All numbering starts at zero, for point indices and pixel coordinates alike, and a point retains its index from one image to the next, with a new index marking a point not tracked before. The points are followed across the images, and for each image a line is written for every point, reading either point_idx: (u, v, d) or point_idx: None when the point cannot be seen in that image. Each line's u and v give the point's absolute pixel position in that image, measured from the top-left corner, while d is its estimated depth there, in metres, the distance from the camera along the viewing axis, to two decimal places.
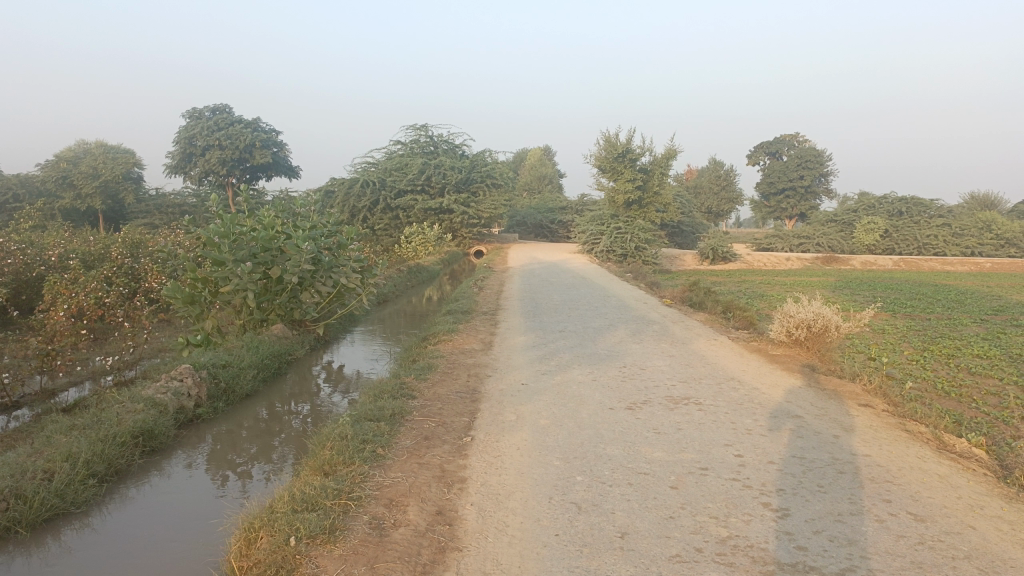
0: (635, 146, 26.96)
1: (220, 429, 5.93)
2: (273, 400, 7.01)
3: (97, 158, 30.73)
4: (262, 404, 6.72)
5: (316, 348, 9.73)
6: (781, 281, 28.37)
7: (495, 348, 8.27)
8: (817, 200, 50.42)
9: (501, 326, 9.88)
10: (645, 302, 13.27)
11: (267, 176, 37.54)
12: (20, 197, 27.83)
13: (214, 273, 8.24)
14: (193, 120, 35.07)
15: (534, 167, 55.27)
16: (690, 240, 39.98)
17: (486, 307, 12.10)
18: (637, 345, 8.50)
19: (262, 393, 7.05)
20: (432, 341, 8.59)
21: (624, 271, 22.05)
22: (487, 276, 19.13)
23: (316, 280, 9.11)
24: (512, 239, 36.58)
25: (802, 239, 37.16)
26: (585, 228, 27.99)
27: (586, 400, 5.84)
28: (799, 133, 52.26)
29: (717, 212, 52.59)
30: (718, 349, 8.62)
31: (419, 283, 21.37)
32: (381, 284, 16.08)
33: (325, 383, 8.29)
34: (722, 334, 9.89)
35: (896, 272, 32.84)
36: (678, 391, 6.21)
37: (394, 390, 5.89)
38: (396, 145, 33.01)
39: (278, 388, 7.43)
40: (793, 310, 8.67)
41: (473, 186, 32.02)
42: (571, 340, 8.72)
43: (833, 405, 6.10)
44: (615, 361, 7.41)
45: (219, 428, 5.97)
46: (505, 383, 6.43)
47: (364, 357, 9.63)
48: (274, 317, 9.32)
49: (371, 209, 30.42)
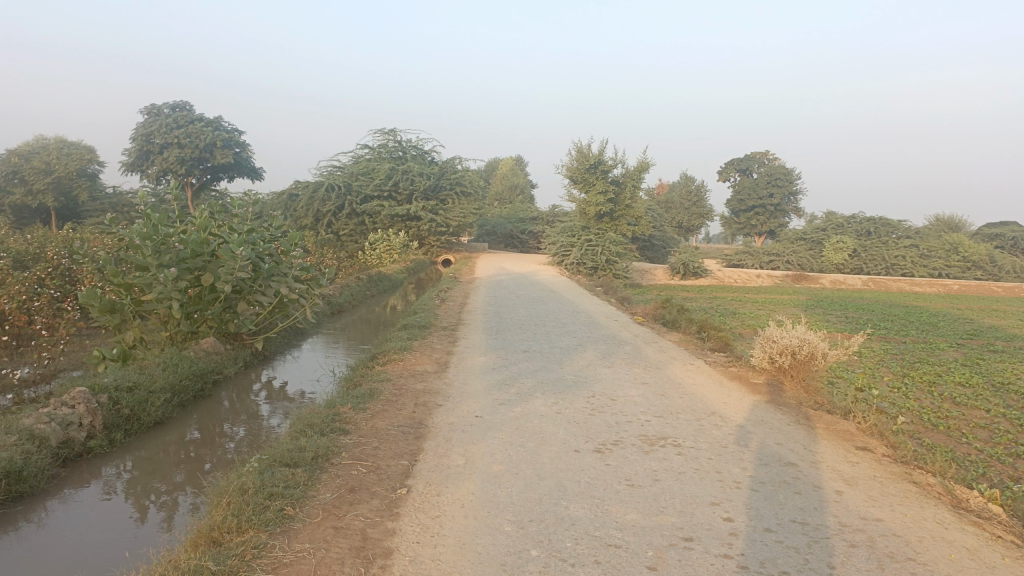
0: (608, 158, 26.35)
1: (118, 469, 5.06)
2: (191, 427, 6.13)
3: (50, 153, 29.32)
4: (176, 433, 5.84)
5: (257, 364, 8.83)
6: (752, 298, 27.96)
7: (450, 370, 7.42)
8: (786, 217, 50.43)
9: (459, 344, 9.02)
10: (615, 319, 12.51)
11: (229, 177, 36.30)
12: None
13: (136, 281, 7.34)
14: (152, 117, 33.76)
15: (505, 176, 54.65)
16: (661, 254, 39.58)
17: (446, 322, 11.24)
18: (608, 370, 7.70)
19: (180, 420, 6.16)
20: (381, 361, 7.71)
21: (594, 285, 21.35)
22: (451, 287, 18.29)
23: (254, 289, 8.24)
24: (481, 249, 35.78)
25: (772, 256, 36.92)
26: (554, 240, 27.16)
27: (547, 439, 5.02)
28: (771, 151, 52.29)
29: (688, 228, 52.36)
30: (695, 376, 7.86)
31: (381, 292, 20.42)
32: (337, 294, 15.10)
33: (262, 404, 7.37)
34: (698, 358, 9.15)
35: (866, 292, 32.63)
36: (653, 429, 5.41)
37: (325, 423, 5.05)
38: (364, 149, 32.04)
39: (201, 412, 6.51)
40: (776, 335, 7.96)
41: (441, 194, 31.17)
42: (535, 362, 7.89)
43: (828, 449, 5.34)
44: (582, 389, 6.61)
45: (116, 466, 5.08)
46: (457, 416, 5.58)
47: (310, 373, 8.74)
48: (207, 329, 8.40)
49: (335, 215, 29.28)
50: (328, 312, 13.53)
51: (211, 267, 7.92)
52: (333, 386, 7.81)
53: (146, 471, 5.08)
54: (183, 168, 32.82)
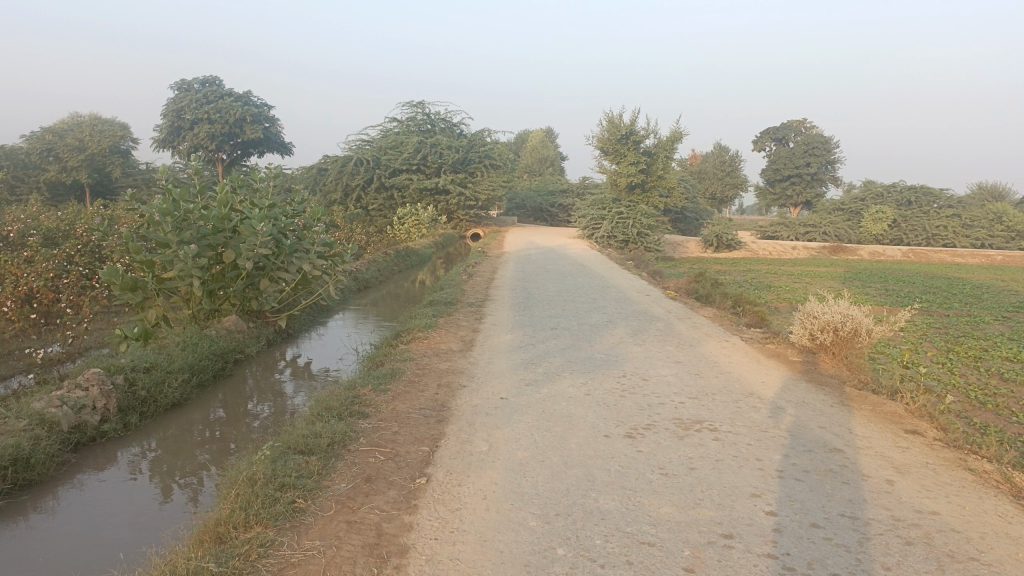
0: (640, 128, 25.77)
1: (134, 452, 4.94)
2: (211, 407, 5.99)
3: (84, 130, 29.55)
4: (195, 414, 5.71)
5: (281, 342, 8.69)
6: (787, 270, 27.32)
7: (476, 348, 7.19)
8: (822, 187, 49.25)
9: (486, 321, 8.77)
10: (647, 294, 12.15)
11: (259, 152, 36.32)
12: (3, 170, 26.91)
13: (158, 258, 7.21)
14: (182, 92, 33.82)
15: (535, 149, 54.09)
16: (693, 226, 38.92)
17: (473, 297, 11.01)
18: (639, 348, 7.39)
19: (199, 401, 6.03)
20: (406, 338, 7.49)
21: (625, 258, 20.94)
22: (480, 261, 18.06)
23: (277, 265, 8.07)
24: (511, 222, 35.45)
25: (808, 227, 36.08)
26: (585, 213, 26.77)
27: (576, 423, 4.76)
28: (807, 119, 50.98)
29: (721, 199, 51.42)
30: (731, 354, 7.52)
31: (409, 267, 20.26)
32: (364, 269, 14.90)
33: (285, 382, 7.22)
34: (734, 334, 8.80)
35: (906, 263, 31.73)
36: (687, 412, 5.11)
37: (343, 406, 4.84)
38: (392, 123, 31.78)
39: (222, 392, 6.38)
40: (817, 309, 7.59)
41: (470, 167, 30.80)
42: (565, 340, 7.62)
43: (876, 434, 5.00)
44: (613, 369, 6.32)
45: (132, 451, 4.96)
46: (481, 398, 5.34)
47: (334, 351, 8.58)
48: (229, 307, 8.25)
49: (364, 189, 29.12)
50: (354, 288, 13.35)
51: (233, 243, 7.75)
52: (357, 364, 7.63)
53: (163, 455, 4.96)
54: (213, 143, 32.90)
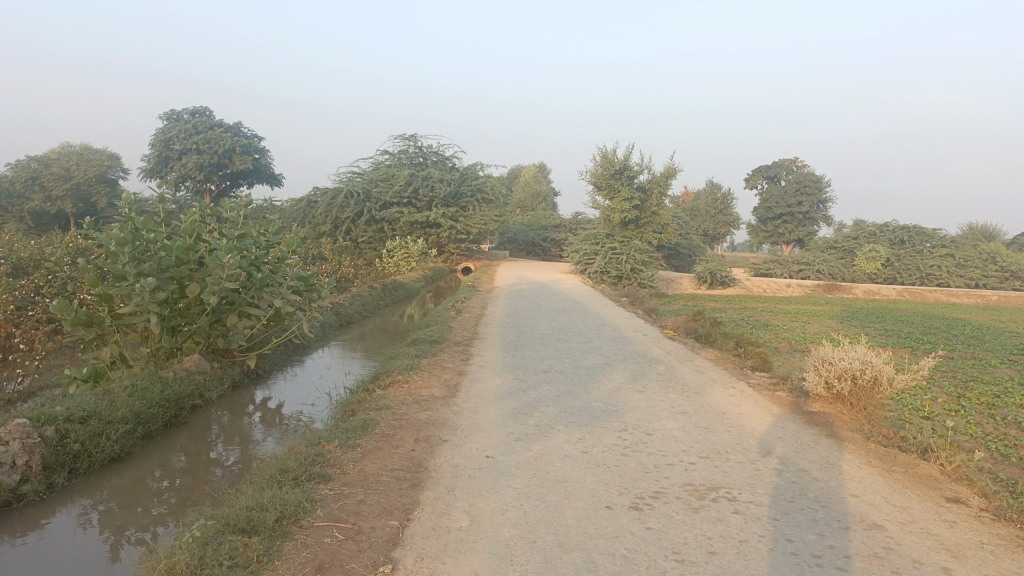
0: (634, 163, 25.40)
1: (77, 508, 4.41)
2: (162, 460, 5.32)
3: (70, 159, 28.94)
4: (140, 469, 5.04)
5: (253, 382, 8.05)
6: (782, 309, 26.81)
7: (461, 395, 6.52)
8: (815, 226, 49.08)
9: (473, 363, 8.11)
10: (644, 334, 11.52)
11: (248, 183, 35.78)
12: None
13: (113, 293, 6.61)
14: (170, 122, 33.34)
15: (528, 184, 53.87)
16: (686, 263, 38.51)
17: (461, 336, 10.35)
18: (640, 396, 6.75)
19: (150, 452, 5.39)
20: (384, 382, 6.83)
21: (619, 295, 20.37)
22: (469, 297, 17.44)
23: (246, 300, 7.44)
24: (502, 257, 34.90)
25: (801, 265, 35.72)
26: (578, 248, 26.31)
27: (573, 490, 4.09)
28: (799, 158, 51.07)
29: (713, 236, 51.14)
30: (740, 404, 6.85)
31: (396, 302, 19.58)
32: (348, 304, 14.19)
33: (251, 429, 6.54)
34: (740, 379, 8.16)
35: (901, 303, 31.32)
36: (699, 476, 4.45)
37: (300, 465, 4.16)
38: (383, 155, 31.36)
39: (176, 443, 5.69)
40: (834, 354, 6.98)
41: (462, 201, 30.34)
42: (559, 386, 6.96)
43: (915, 504, 4.35)
44: (613, 421, 5.66)
45: (74, 506, 4.41)
46: (464, 457, 4.67)
47: (311, 391, 7.95)
48: (193, 345, 7.58)
49: (354, 221, 28.55)
50: (336, 322, 12.63)
51: (197, 276, 7.14)
52: (333, 407, 6.97)
53: (110, 510, 4.43)
54: (201, 174, 32.36)
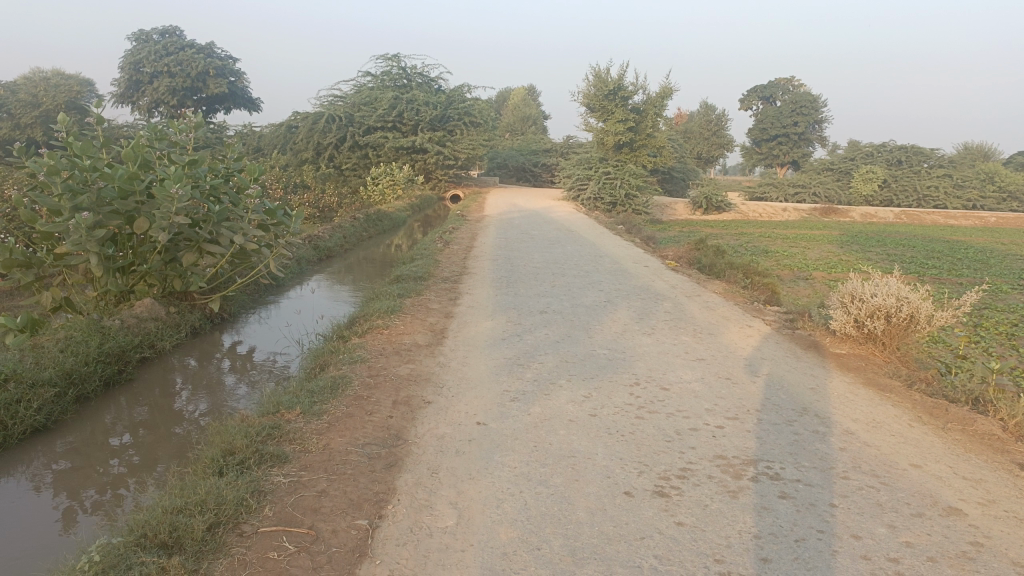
0: (628, 83, 24.12)
1: (25, 472, 3.96)
2: (111, 422, 4.70)
3: (36, 85, 27.20)
4: (88, 434, 4.45)
5: (221, 326, 7.33)
6: (779, 233, 26.04)
7: (448, 342, 5.75)
8: (810, 147, 47.89)
9: (462, 303, 7.33)
10: (645, 265, 10.77)
11: (225, 109, 34.18)
12: None
13: (45, 230, 5.73)
14: (139, 44, 31.47)
15: (517, 107, 52.13)
16: (680, 187, 37.52)
17: (448, 271, 9.56)
18: (649, 340, 6.01)
19: (91, 417, 4.72)
20: (364, 328, 6.08)
21: (615, 222, 19.54)
22: (458, 226, 16.57)
23: (203, 237, 6.56)
24: (492, 183, 33.76)
25: (798, 188, 34.82)
26: (570, 172, 25.23)
27: (583, 469, 3.37)
28: (795, 77, 49.47)
29: (706, 159, 49.84)
30: (761, 348, 6.12)
31: (381, 232, 18.65)
32: (327, 236, 13.22)
33: (215, 382, 5.83)
34: (756, 318, 7.41)
35: (898, 225, 30.56)
36: (732, 446, 3.73)
37: (247, 443, 3.40)
38: (366, 77, 29.82)
39: (126, 403, 5.03)
40: (865, 291, 6.25)
41: (449, 124, 28.95)
42: (557, 330, 6.22)
43: (987, 473, 3.66)
44: (621, 373, 4.94)
45: (20, 472, 3.95)
46: (451, 425, 3.93)
47: (287, 333, 7.26)
48: (145, 289, 6.74)
49: (338, 147, 27.33)
50: (314, 256, 11.74)
51: (145, 210, 6.26)
52: (308, 351, 6.30)
53: (62, 474, 3.98)
54: (175, 99, 30.74)
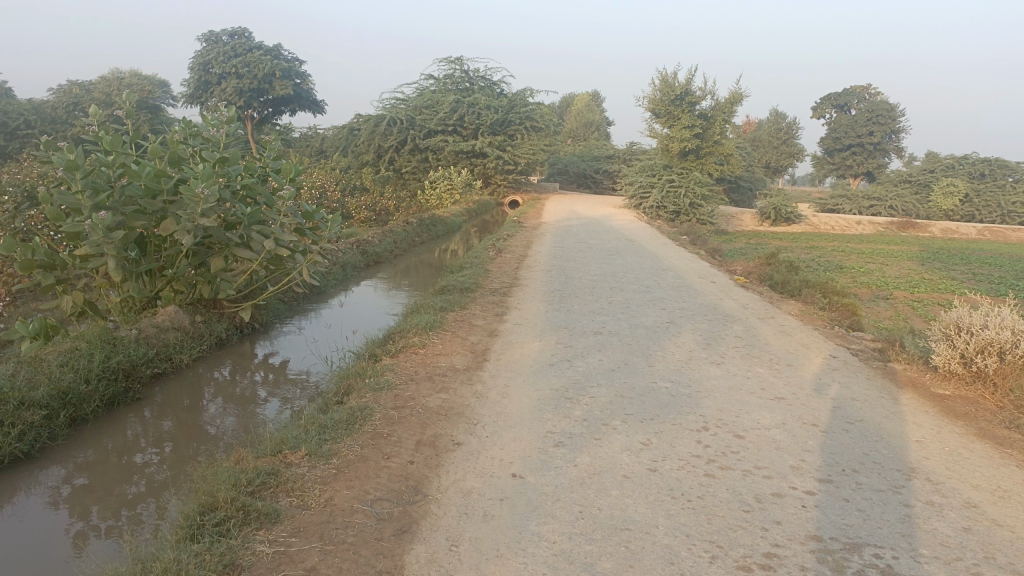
0: (696, 88, 23.18)
1: (38, 492, 3.79)
2: (134, 439, 4.50)
3: (111, 86, 27.63)
4: (108, 453, 4.27)
5: (252, 336, 6.87)
6: (853, 248, 24.64)
7: (489, 367, 5.12)
8: (885, 158, 45.75)
9: (509, 320, 6.70)
10: (711, 281, 9.98)
11: (290, 111, 34.44)
12: (33, 124, 23.61)
13: (64, 230, 5.33)
14: (209, 45, 31.90)
15: (581, 113, 51.36)
16: (747, 197, 36.20)
17: (498, 282, 8.95)
18: (719, 371, 5.28)
19: (111, 433, 4.51)
20: (399, 345, 5.50)
21: (679, 232, 18.65)
22: (514, 233, 15.99)
23: (233, 240, 6.09)
24: (552, 189, 33.12)
25: (872, 201, 33.10)
26: (632, 179, 24.39)
27: (639, 550, 2.67)
28: (872, 84, 47.44)
29: (775, 168, 48.16)
30: (850, 386, 5.30)
31: (436, 238, 18.20)
32: (377, 241, 12.75)
33: (244, 398, 5.45)
34: (839, 348, 6.57)
35: (981, 242, 28.70)
36: (828, 523, 2.99)
37: (231, 496, 2.84)
38: (428, 81, 29.56)
39: (143, 423, 4.74)
40: (975, 321, 5.41)
41: (510, 129, 28.43)
42: (613, 356, 5.53)
43: None
44: (687, 414, 4.23)
45: (36, 490, 3.80)
46: (480, 477, 3.28)
47: (322, 346, 6.76)
48: (171, 295, 6.31)
49: (398, 150, 27.08)
50: (361, 262, 11.26)
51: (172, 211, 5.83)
52: (342, 363, 5.86)
53: (78, 492, 3.81)
54: (241, 100, 30.88)
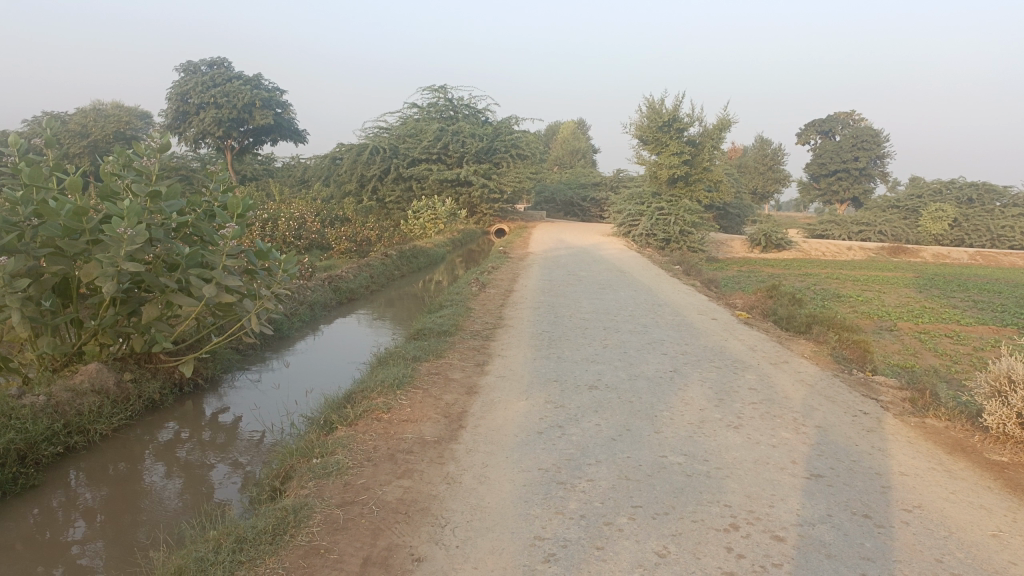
0: (684, 114, 22.64)
1: None
2: (61, 517, 4.08)
3: (85, 116, 26.73)
4: (31, 533, 3.89)
5: (196, 395, 6.10)
6: (847, 275, 24.00)
7: (463, 439, 4.25)
8: (871, 183, 45.48)
9: (491, 372, 5.86)
10: (712, 318, 9.21)
11: (271, 140, 33.69)
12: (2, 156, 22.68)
13: None
14: (187, 75, 31.19)
15: (566, 140, 50.97)
16: (735, 224, 35.68)
17: (481, 323, 8.12)
18: (740, 439, 4.45)
19: (31, 512, 4.09)
20: (357, 408, 4.68)
21: (671, 261, 17.91)
22: (499, 265, 15.22)
23: (168, 286, 5.23)
24: (539, 217, 32.39)
25: (861, 226, 32.58)
26: (620, 208, 23.59)
27: None
28: (855, 111, 47.39)
29: (762, 195, 47.85)
30: (894, 455, 4.49)
31: (418, 270, 17.39)
32: (352, 276, 11.87)
33: (184, 468, 4.85)
34: (867, 401, 5.77)
35: (974, 267, 28.15)
36: None
37: None
38: (411, 109, 28.95)
39: (66, 501, 4.25)
40: None
41: (495, 157, 27.78)
42: (613, 419, 4.70)
43: None
44: (710, 505, 3.40)
45: None
46: None
47: (278, 404, 6.00)
48: (98, 349, 5.45)
49: (381, 179, 26.33)
50: (333, 300, 10.44)
51: (96, 252, 4.98)
52: (296, 424, 5.18)
53: None
54: (219, 130, 30.11)
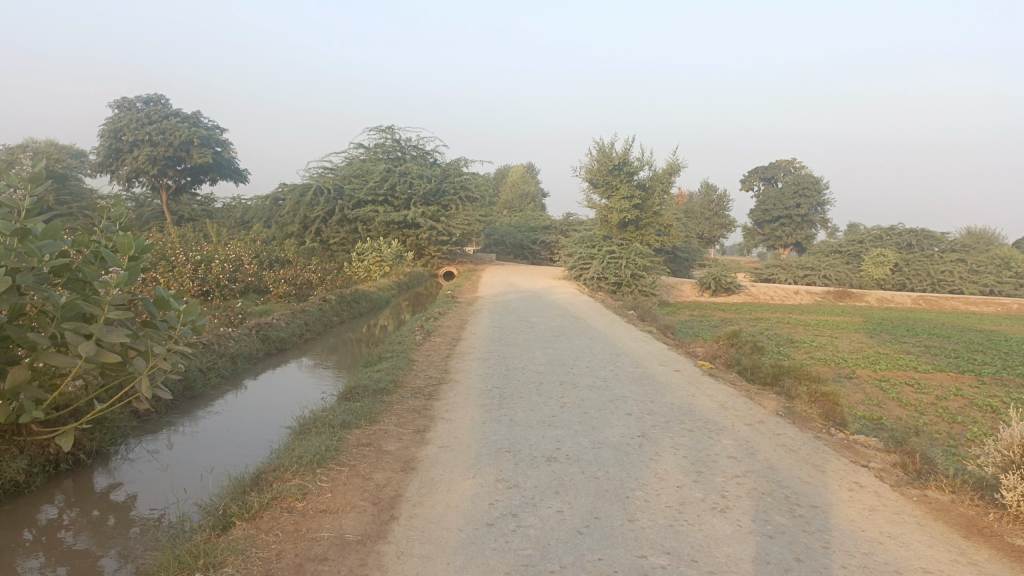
0: (634, 157, 22.40)
1: None
2: None
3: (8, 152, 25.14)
4: None
5: (79, 472, 5.13)
6: (797, 320, 23.84)
7: (393, 539, 3.39)
8: (813, 229, 46.20)
9: (433, 441, 5.02)
10: (675, 369, 8.55)
11: (211, 179, 32.45)
12: None
13: None
14: (121, 111, 29.85)
15: (516, 184, 50.78)
16: (684, 268, 35.59)
17: (423, 379, 7.27)
18: (729, 528, 3.71)
19: None
20: (264, 495, 3.82)
21: (625, 306, 17.34)
22: (446, 310, 14.40)
23: (39, 342, 4.28)
24: (488, 261, 31.70)
25: (806, 271, 32.74)
26: (571, 251, 23.08)
27: None
28: (797, 158, 48.38)
29: (708, 240, 48.28)
30: (910, 544, 3.78)
31: (360, 316, 16.45)
32: (285, 324, 10.90)
33: (58, 564, 3.91)
34: (857, 470, 5.11)
35: (917, 311, 28.37)
36: None
37: None
38: (357, 149, 28.19)
39: None
40: None
41: (443, 198, 27.12)
42: (578, 503, 3.92)
43: None
44: None
45: None
46: None
47: (181, 478, 5.11)
48: None
49: (325, 221, 25.40)
50: (260, 350, 9.46)
51: None
52: (197, 507, 4.31)
53: None
54: (154, 168, 28.81)
